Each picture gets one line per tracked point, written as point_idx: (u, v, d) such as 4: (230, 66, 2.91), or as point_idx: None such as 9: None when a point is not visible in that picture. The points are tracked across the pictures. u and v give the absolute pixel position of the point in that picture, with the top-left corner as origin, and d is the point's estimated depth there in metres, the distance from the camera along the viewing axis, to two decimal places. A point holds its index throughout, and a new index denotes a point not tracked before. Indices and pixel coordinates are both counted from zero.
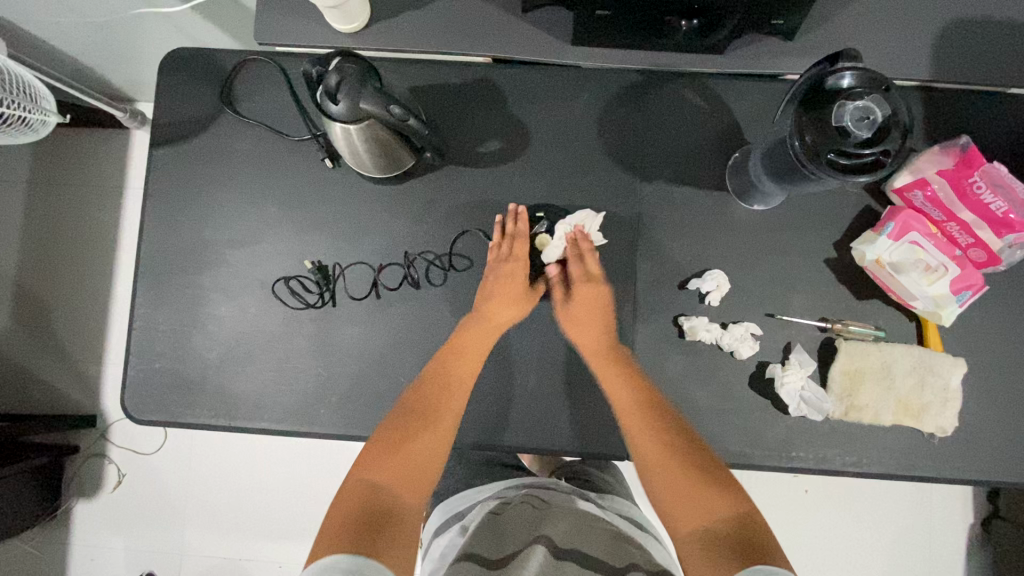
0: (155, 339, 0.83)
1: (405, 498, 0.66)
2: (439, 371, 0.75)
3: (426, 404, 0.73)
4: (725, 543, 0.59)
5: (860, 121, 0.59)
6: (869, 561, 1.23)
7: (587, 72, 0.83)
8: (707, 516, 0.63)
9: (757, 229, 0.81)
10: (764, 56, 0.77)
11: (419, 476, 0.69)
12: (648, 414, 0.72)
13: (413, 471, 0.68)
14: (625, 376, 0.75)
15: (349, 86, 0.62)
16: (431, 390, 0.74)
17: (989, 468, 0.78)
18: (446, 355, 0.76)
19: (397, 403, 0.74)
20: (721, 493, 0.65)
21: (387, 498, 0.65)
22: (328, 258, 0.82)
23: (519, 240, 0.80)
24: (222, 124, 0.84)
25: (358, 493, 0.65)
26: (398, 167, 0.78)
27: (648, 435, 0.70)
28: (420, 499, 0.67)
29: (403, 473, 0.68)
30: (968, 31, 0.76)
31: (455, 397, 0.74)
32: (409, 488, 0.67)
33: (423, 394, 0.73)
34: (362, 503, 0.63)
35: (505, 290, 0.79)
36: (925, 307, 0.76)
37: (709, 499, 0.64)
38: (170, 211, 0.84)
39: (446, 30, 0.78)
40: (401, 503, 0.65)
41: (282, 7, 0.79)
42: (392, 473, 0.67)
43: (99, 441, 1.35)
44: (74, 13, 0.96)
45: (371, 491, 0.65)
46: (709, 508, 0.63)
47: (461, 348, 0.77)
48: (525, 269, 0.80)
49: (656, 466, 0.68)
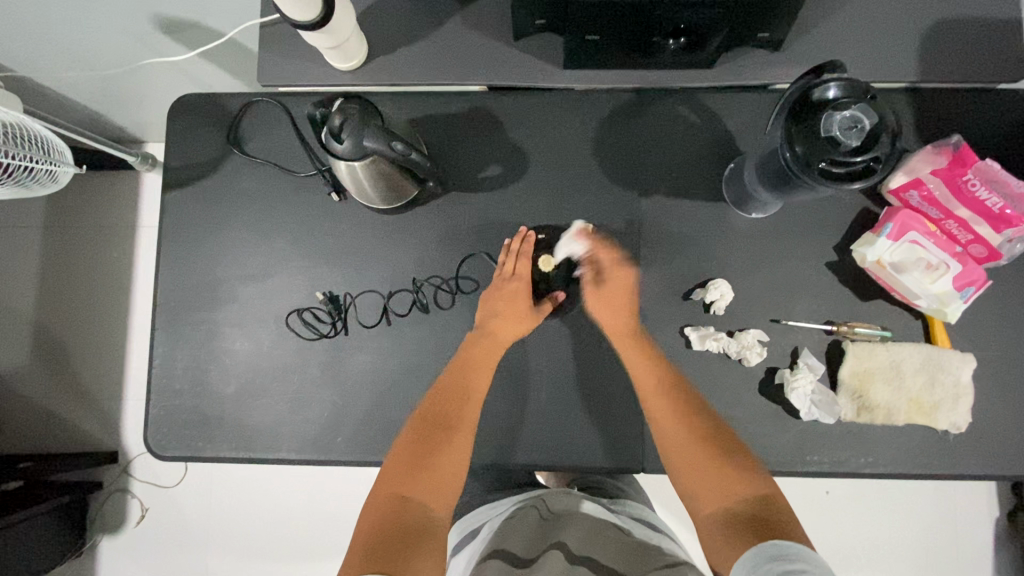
0: (174, 376, 0.85)
1: (432, 515, 0.67)
2: (454, 387, 0.76)
3: (444, 419, 0.73)
4: (748, 524, 0.63)
5: (849, 129, 0.61)
6: (897, 560, 1.22)
7: (580, 93, 0.85)
8: (727, 493, 0.67)
9: (757, 237, 0.82)
10: (752, 69, 0.79)
11: (444, 491, 0.70)
12: (673, 398, 0.74)
13: (437, 487, 0.69)
14: (647, 358, 0.77)
15: (351, 124, 0.65)
16: (448, 405, 0.74)
17: (1007, 460, 0.78)
18: (459, 372, 0.77)
19: (414, 416, 0.75)
20: (745, 475, 0.68)
21: (414, 516, 0.65)
22: (339, 289, 0.85)
23: (524, 259, 0.81)
24: (229, 165, 0.87)
25: (385, 513, 0.65)
26: (403, 197, 0.81)
27: (675, 416, 0.73)
28: (444, 507, 0.69)
29: (426, 490, 0.69)
30: (950, 32, 0.77)
31: (470, 408, 0.75)
32: (435, 506, 0.68)
33: (439, 411, 0.74)
34: (388, 524, 0.64)
35: (513, 308, 0.80)
36: (929, 305, 0.77)
37: (730, 480, 0.68)
38: (183, 251, 0.87)
39: (441, 63, 0.81)
40: (429, 516, 0.66)
41: (283, 49, 0.82)
42: (417, 491, 0.68)
43: (122, 476, 1.37)
44: (86, 65, 1.00)
45: (397, 512, 0.65)
46: (731, 489, 0.67)
47: (474, 364, 0.77)
48: (527, 286, 0.80)
49: (683, 451, 0.71)
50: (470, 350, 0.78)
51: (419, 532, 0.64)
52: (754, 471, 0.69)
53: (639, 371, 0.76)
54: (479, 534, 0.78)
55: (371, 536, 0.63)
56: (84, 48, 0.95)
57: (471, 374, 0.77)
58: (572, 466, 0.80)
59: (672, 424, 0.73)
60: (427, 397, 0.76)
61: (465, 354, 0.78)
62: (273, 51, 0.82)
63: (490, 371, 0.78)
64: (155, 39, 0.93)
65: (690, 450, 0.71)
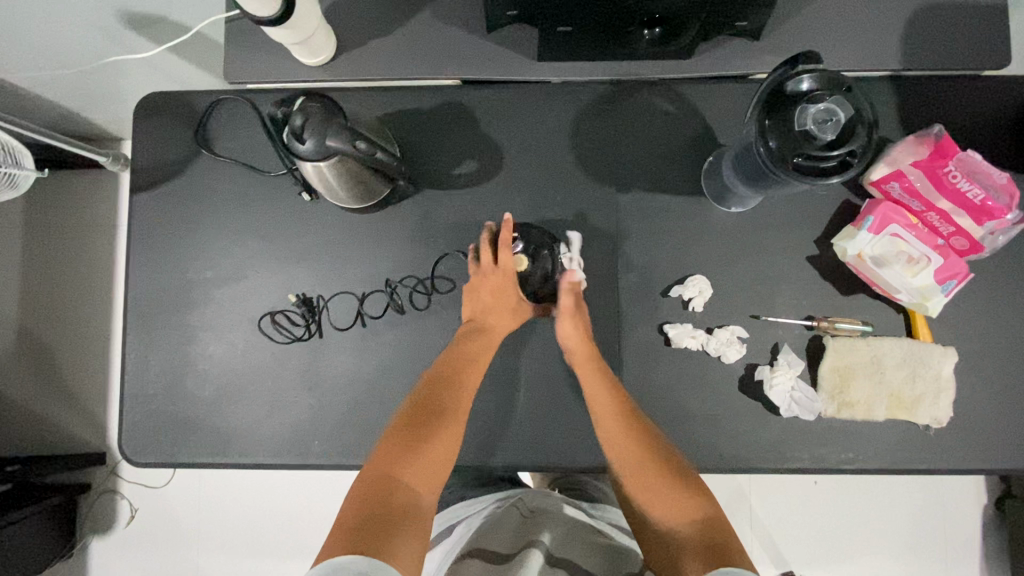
0: (148, 382, 0.84)
1: (418, 498, 0.66)
2: (446, 376, 0.74)
3: (440, 407, 0.72)
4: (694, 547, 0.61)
5: (824, 123, 0.59)
6: (886, 547, 1.22)
7: (556, 86, 0.83)
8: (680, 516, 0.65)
9: (736, 232, 0.80)
10: (730, 58, 0.77)
11: (434, 478, 0.69)
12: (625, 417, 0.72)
13: (427, 473, 0.68)
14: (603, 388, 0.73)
15: (313, 124, 0.63)
16: (443, 394, 0.73)
17: (989, 454, 0.77)
18: (459, 358, 0.75)
19: (410, 399, 0.74)
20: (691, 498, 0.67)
21: (401, 499, 0.64)
22: (313, 290, 0.83)
23: (504, 251, 0.78)
24: (199, 165, 0.85)
25: (374, 492, 0.64)
26: (376, 195, 0.79)
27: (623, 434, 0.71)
28: (434, 495, 0.68)
29: (416, 474, 0.67)
30: (933, 18, 0.75)
31: (465, 397, 0.74)
32: (423, 492, 0.67)
33: (434, 397, 0.73)
34: (375, 506, 0.63)
35: (498, 302, 0.78)
36: (910, 299, 0.75)
37: (681, 505, 0.66)
38: (154, 254, 0.85)
39: (413, 57, 0.79)
40: (420, 501, 0.66)
41: (251, 45, 0.80)
42: (408, 474, 0.67)
43: (110, 477, 1.37)
44: (52, 63, 0.97)
45: (384, 490, 0.64)
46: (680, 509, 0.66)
47: (471, 351, 0.76)
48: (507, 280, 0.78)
49: (632, 465, 0.70)
50: (462, 340, 0.77)
51: (405, 519, 0.63)
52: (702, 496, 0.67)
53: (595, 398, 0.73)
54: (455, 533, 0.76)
55: (358, 515, 0.61)
56: (49, 46, 0.92)
57: (468, 365, 0.75)
58: (551, 466, 0.79)
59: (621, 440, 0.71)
60: (425, 382, 0.75)
61: (458, 344, 0.77)
62: (240, 47, 0.80)
63: (483, 363, 0.76)
64: (122, 35, 0.90)
65: (645, 474, 0.69)
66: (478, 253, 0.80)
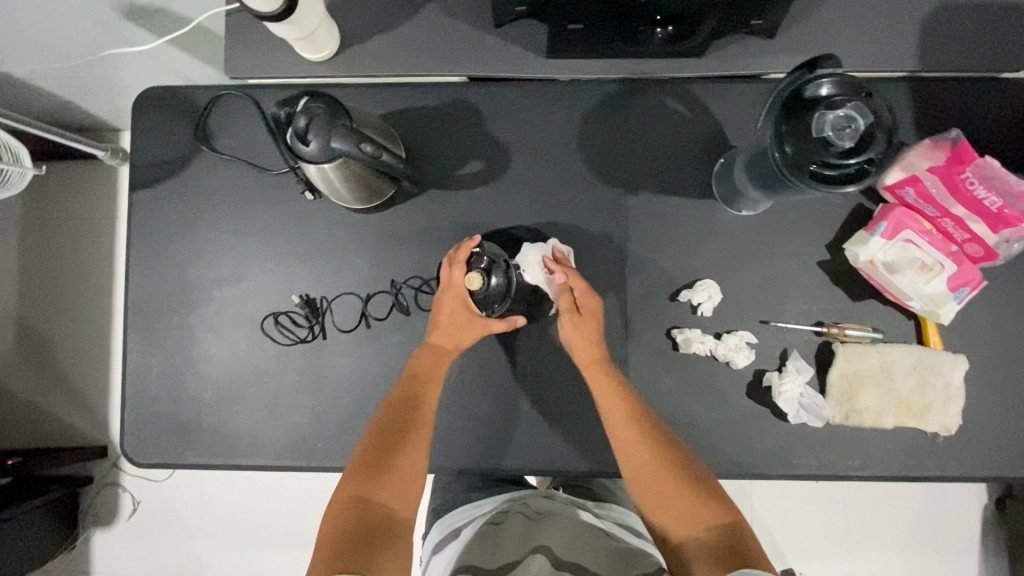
0: (149, 382, 0.83)
1: (394, 515, 0.65)
2: (405, 397, 0.71)
3: (403, 424, 0.69)
4: (717, 554, 0.61)
5: (842, 130, 0.57)
6: (886, 545, 1.23)
7: (564, 85, 0.81)
8: (696, 525, 0.65)
9: (746, 236, 0.79)
10: (744, 57, 0.75)
11: (408, 494, 0.67)
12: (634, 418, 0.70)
13: (401, 487, 0.67)
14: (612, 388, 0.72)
15: (318, 126, 0.61)
16: (403, 413, 0.70)
17: (998, 462, 0.76)
18: (416, 376, 0.73)
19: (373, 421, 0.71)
20: (706, 502, 0.66)
21: (376, 520, 0.63)
22: (316, 291, 0.82)
23: (457, 269, 0.74)
24: (199, 162, 0.83)
25: (347, 517, 0.62)
26: (379, 196, 0.77)
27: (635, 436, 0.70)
28: (411, 510, 0.67)
29: (389, 489, 0.66)
30: (953, 18, 0.74)
31: (428, 410, 0.71)
32: (399, 506, 0.66)
33: (395, 416, 0.70)
34: (350, 529, 0.61)
35: (454, 323, 0.74)
36: (921, 306, 0.74)
37: (700, 510, 0.65)
38: (154, 253, 0.84)
39: (418, 53, 0.77)
40: (396, 518, 0.65)
41: (251, 38, 0.78)
42: (378, 494, 0.65)
43: (112, 470, 1.37)
44: (49, 55, 0.95)
45: (359, 514, 0.63)
46: (697, 517, 0.65)
47: (425, 366, 0.74)
48: (462, 301, 0.75)
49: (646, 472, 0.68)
50: (419, 356, 0.74)
51: (384, 534, 0.62)
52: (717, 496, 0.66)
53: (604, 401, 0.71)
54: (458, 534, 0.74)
55: (336, 542, 0.60)
56: (45, 39, 0.90)
57: (425, 383, 0.73)
58: (556, 470, 0.79)
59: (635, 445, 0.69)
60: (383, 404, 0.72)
61: (414, 362, 0.74)
62: (240, 41, 0.78)
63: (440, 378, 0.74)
64: (120, 27, 0.88)
65: (657, 480, 0.68)
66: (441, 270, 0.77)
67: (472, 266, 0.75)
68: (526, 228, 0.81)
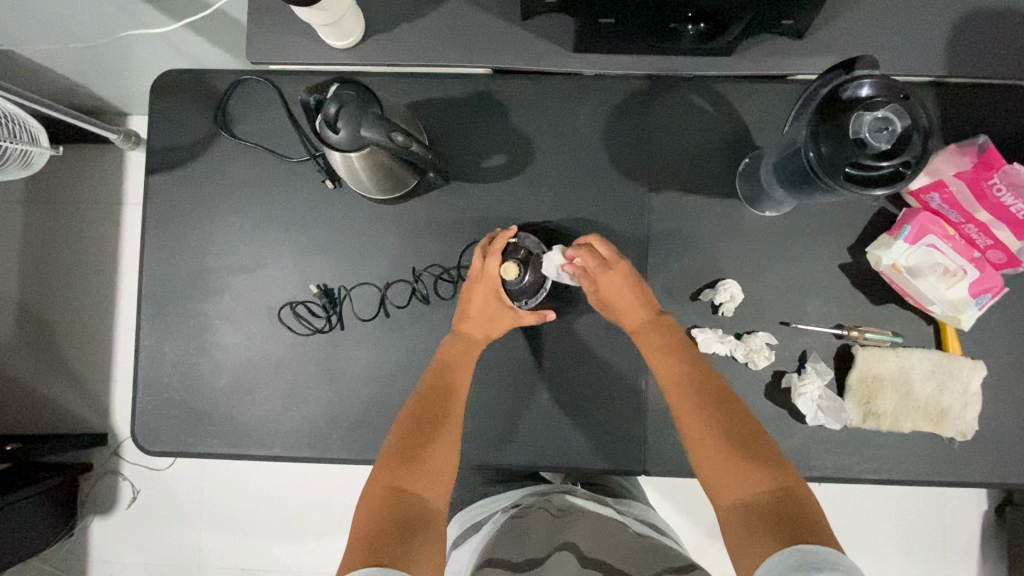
0: (162, 369, 0.82)
1: (426, 505, 0.62)
2: (431, 390, 0.71)
3: (432, 414, 0.68)
4: (768, 523, 0.55)
5: (879, 132, 0.57)
6: (886, 550, 1.24)
7: (589, 80, 0.80)
8: (746, 489, 0.60)
9: (769, 237, 0.79)
10: (773, 58, 0.75)
11: (440, 483, 0.64)
12: (688, 381, 0.68)
13: (433, 476, 0.64)
14: (668, 350, 0.70)
15: (348, 113, 0.60)
16: (431, 404, 0.69)
17: (1010, 469, 0.77)
18: (442, 369, 0.73)
19: (401, 414, 0.70)
20: (761, 467, 0.60)
21: (408, 510, 0.60)
22: (334, 281, 0.81)
23: (491, 258, 0.75)
24: (217, 148, 0.82)
25: (379, 507, 0.60)
26: (402, 186, 0.77)
27: (687, 400, 0.67)
28: (443, 498, 0.64)
29: (422, 480, 0.63)
30: (983, 25, 0.73)
31: (456, 402, 0.71)
32: (431, 497, 0.63)
33: (427, 407, 0.69)
34: (383, 519, 0.59)
35: (487, 313, 0.76)
36: (943, 312, 0.75)
37: (753, 477, 0.60)
38: (170, 238, 0.83)
39: (445, 43, 0.76)
40: (429, 508, 0.62)
41: (274, 23, 0.76)
42: (411, 484, 0.63)
43: (111, 458, 1.35)
44: (64, 36, 0.93)
45: (389, 505, 0.60)
46: (749, 483, 0.60)
47: (449, 359, 0.74)
48: (496, 291, 0.76)
49: (698, 436, 0.65)
50: (446, 346, 0.75)
51: (420, 525, 0.59)
52: (774, 464, 0.60)
53: (660, 361, 0.70)
54: (478, 529, 0.74)
55: (367, 532, 0.57)
56: (61, 19, 0.88)
57: (449, 375, 0.72)
58: (573, 467, 0.78)
59: (687, 410, 0.66)
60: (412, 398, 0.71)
61: (443, 353, 0.75)
62: (263, 26, 0.76)
63: (468, 369, 0.74)
64: (137, 9, 0.86)
65: (709, 444, 0.63)
66: (472, 258, 0.78)
67: (507, 256, 0.76)
68: (549, 225, 0.81)
